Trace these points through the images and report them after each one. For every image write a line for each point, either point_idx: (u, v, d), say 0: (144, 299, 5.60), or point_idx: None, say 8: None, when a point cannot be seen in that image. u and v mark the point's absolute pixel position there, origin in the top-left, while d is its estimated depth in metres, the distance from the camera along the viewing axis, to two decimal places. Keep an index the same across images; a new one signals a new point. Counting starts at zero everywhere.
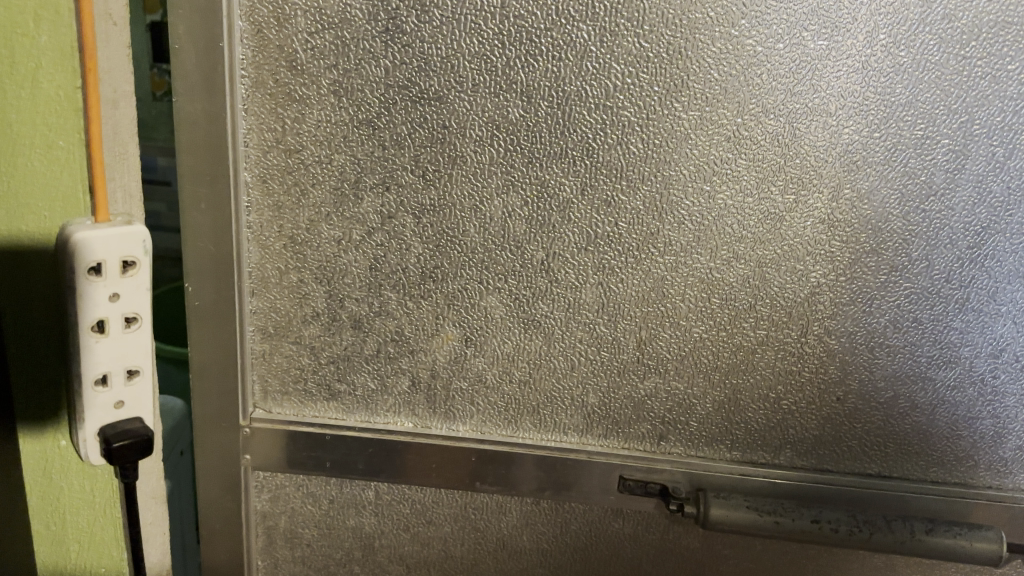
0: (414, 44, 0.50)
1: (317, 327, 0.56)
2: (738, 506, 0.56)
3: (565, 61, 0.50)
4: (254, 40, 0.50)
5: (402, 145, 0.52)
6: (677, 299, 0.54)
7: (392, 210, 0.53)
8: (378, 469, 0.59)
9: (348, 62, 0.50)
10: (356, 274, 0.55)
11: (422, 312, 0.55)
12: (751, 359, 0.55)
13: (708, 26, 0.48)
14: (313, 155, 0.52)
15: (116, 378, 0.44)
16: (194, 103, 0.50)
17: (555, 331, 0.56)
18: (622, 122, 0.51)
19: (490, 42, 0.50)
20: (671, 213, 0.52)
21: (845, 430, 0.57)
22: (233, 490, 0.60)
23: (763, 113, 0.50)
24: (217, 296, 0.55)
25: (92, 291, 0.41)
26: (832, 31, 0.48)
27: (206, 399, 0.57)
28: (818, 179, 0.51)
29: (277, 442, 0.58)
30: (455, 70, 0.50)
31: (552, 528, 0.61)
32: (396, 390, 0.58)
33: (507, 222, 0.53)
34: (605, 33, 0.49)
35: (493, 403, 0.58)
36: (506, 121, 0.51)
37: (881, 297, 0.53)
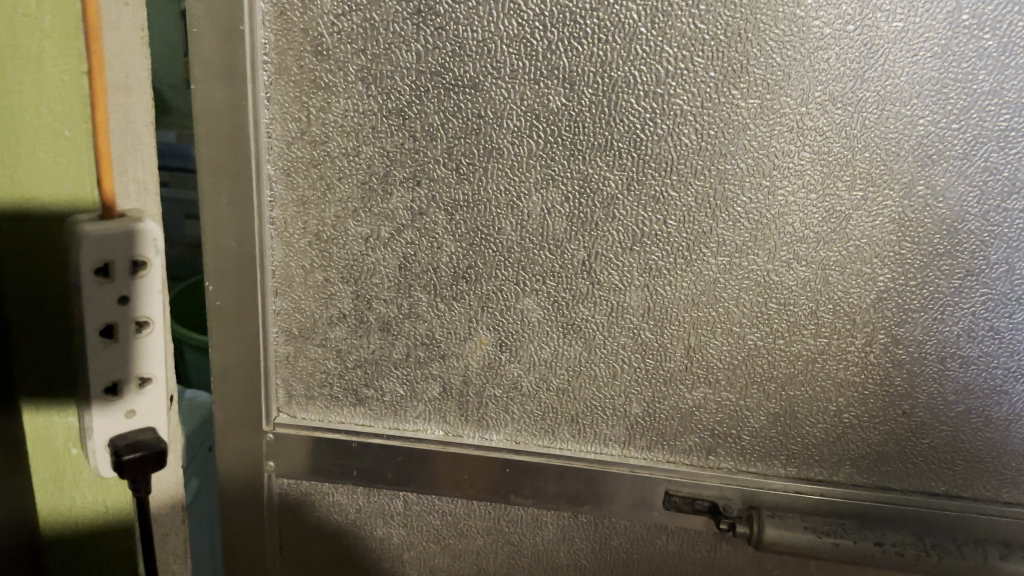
0: (448, 27, 0.46)
1: (343, 329, 0.53)
2: (795, 527, 0.52)
3: (613, 44, 0.46)
4: (277, 23, 0.47)
5: (434, 136, 0.48)
6: (730, 304, 0.50)
7: (423, 206, 0.50)
8: (407, 479, 0.56)
9: (377, 46, 0.47)
10: (385, 274, 0.51)
11: (454, 314, 0.52)
12: (810, 369, 0.51)
13: (771, 6, 0.44)
14: (340, 147, 0.49)
15: (128, 384, 0.42)
16: (215, 91, 0.47)
17: (596, 336, 0.52)
18: (673, 111, 0.47)
19: (530, 24, 0.46)
20: (725, 209, 0.48)
21: (910, 446, 0.52)
22: (255, 498, 0.57)
23: (830, 102, 0.46)
24: (240, 296, 0.51)
25: (102, 294, 0.40)
26: (909, 11, 0.44)
27: (229, 404, 0.54)
28: (889, 174, 0.47)
29: (301, 450, 0.55)
30: (491, 55, 0.46)
31: (591, 543, 0.57)
32: (427, 397, 0.54)
33: (546, 219, 0.49)
34: (655, 13, 0.45)
35: (529, 412, 0.54)
36: (546, 110, 0.47)
37: (955, 303, 0.49)
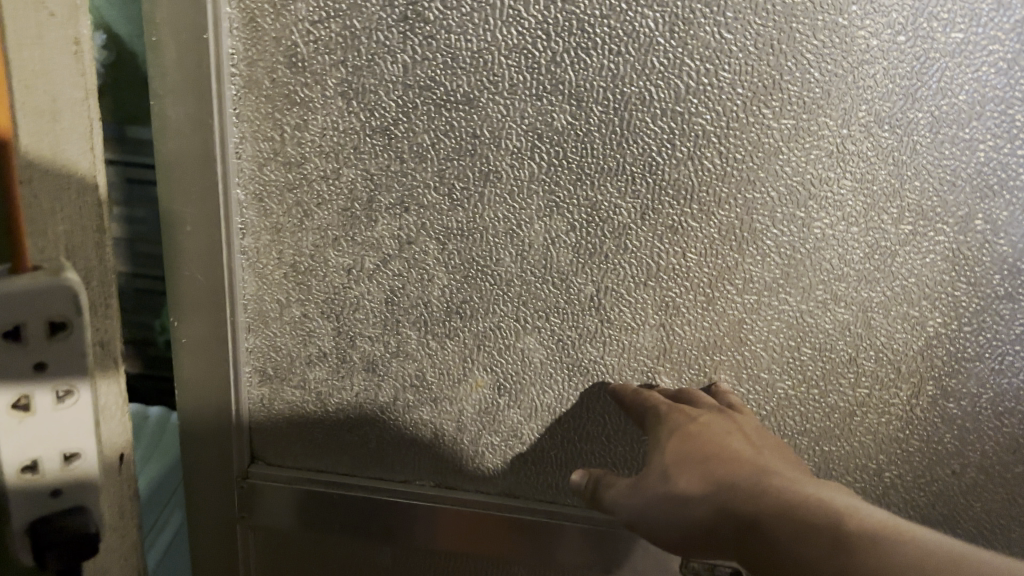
0: (439, 36, 0.40)
1: (323, 369, 0.47)
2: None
3: (627, 57, 0.40)
4: (245, 31, 0.41)
5: (424, 157, 0.43)
6: (756, 347, 0.45)
7: (411, 234, 0.44)
8: (395, 533, 0.50)
9: (358, 58, 0.41)
10: (370, 309, 0.46)
11: (448, 354, 0.46)
12: (848, 422, 0.46)
13: (811, 13, 0.39)
14: (318, 168, 0.43)
15: (50, 463, 0.36)
16: (177, 106, 0.42)
17: (606, 380, 0.46)
18: (695, 131, 0.41)
19: (532, 33, 0.40)
20: (753, 243, 0.43)
21: (962, 508, 0.46)
22: (228, 550, 0.52)
23: (877, 123, 0.40)
24: (208, 331, 0.46)
25: (13, 362, 0.33)
26: (970, 22, 0.38)
27: (200, 448, 0.49)
28: (943, 206, 0.41)
29: (277, 501, 0.50)
30: (488, 67, 0.41)
31: None
32: (417, 443, 0.49)
33: (550, 251, 0.44)
34: (675, 20, 0.39)
35: (531, 462, 0.49)
36: (550, 130, 0.42)
37: (1017, 352, 0.43)
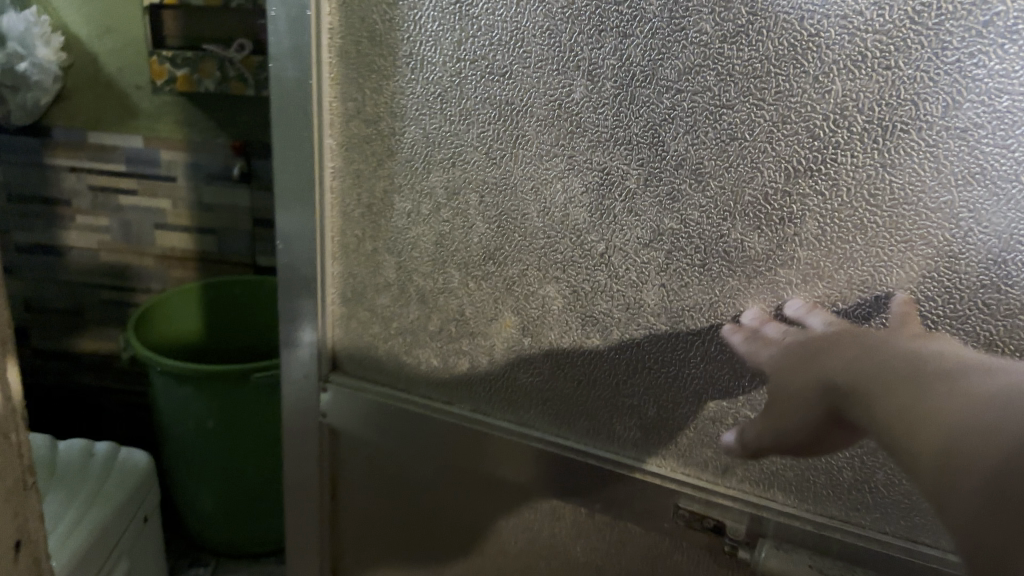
0: (483, 16, 0.52)
1: (389, 295, 0.62)
2: (795, 562, 0.54)
3: (635, 37, 0.49)
4: (343, 11, 0.56)
5: (467, 120, 0.55)
6: (744, 311, 0.52)
7: (457, 186, 0.57)
8: (428, 440, 0.66)
9: (420, 32, 0.54)
10: (424, 248, 0.59)
11: (483, 295, 0.59)
12: (788, 407, 0.52)
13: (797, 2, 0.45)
14: (405, 140, 0.57)
15: None
16: (287, 71, 0.57)
17: (615, 329, 0.57)
18: (693, 105, 0.49)
19: (558, 16, 0.50)
20: (745, 213, 0.50)
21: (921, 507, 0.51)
22: (316, 424, 0.71)
23: (858, 110, 0.45)
24: (301, 252, 0.62)
25: None
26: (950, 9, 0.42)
27: (297, 338, 0.67)
28: (924, 192, 0.45)
29: (351, 399, 0.67)
30: (523, 44, 0.52)
31: (606, 545, 0.63)
32: (459, 369, 0.63)
33: (571, 207, 0.54)
34: (675, 6, 0.48)
35: (554, 394, 0.61)
36: (571, 101, 0.52)
37: (1005, 343, 0.45)
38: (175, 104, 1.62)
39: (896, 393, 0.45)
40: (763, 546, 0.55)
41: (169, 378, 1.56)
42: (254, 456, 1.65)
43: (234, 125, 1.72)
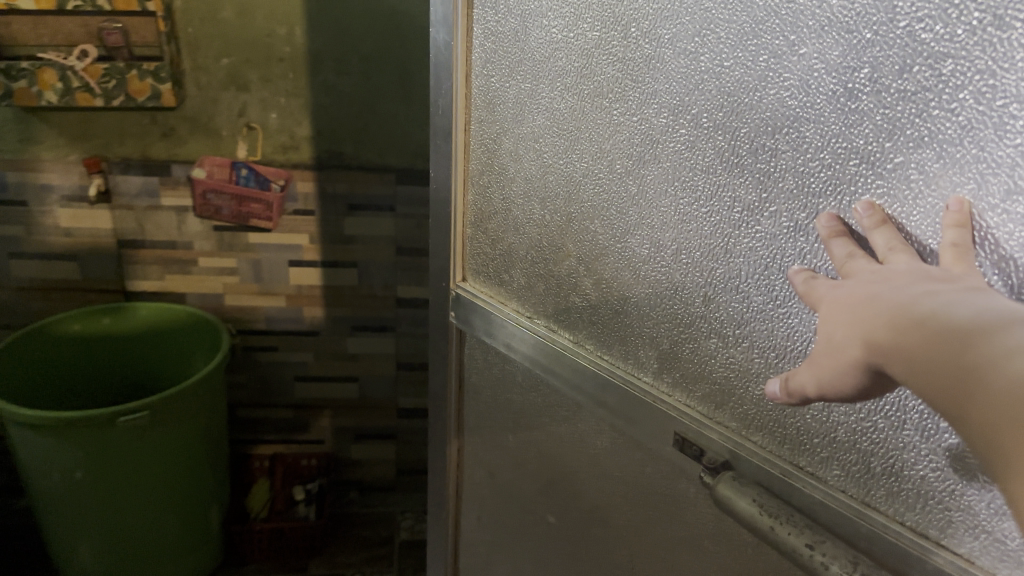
0: None
1: (497, 223, 0.71)
2: (745, 499, 0.51)
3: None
4: None
5: (544, 70, 0.60)
6: (737, 259, 0.48)
7: (536, 133, 0.62)
8: (509, 350, 0.72)
9: None
10: (518, 182, 0.66)
11: (552, 224, 0.64)
12: (772, 345, 0.48)
13: None
14: (513, 97, 0.64)
15: None
16: (440, 19, 0.71)
17: (642, 268, 0.56)
18: (700, 66, 0.47)
19: None
20: (739, 165, 0.46)
21: (841, 450, 0.46)
22: (445, 333, 0.82)
23: (827, 70, 0.41)
24: (441, 176, 0.75)
25: None
26: None
27: (438, 252, 0.80)
28: (881, 153, 0.39)
29: (461, 310, 0.77)
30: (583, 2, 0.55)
31: (637, 459, 0.61)
32: (535, 290, 0.68)
33: (612, 158, 0.56)
34: None
35: (592, 320, 0.62)
36: (617, 57, 0.53)
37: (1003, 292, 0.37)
38: (42, 129, 1.63)
39: (938, 346, 0.37)
40: (723, 480, 0.52)
41: (25, 430, 1.40)
42: (137, 501, 1.53)
43: (90, 140, 1.65)
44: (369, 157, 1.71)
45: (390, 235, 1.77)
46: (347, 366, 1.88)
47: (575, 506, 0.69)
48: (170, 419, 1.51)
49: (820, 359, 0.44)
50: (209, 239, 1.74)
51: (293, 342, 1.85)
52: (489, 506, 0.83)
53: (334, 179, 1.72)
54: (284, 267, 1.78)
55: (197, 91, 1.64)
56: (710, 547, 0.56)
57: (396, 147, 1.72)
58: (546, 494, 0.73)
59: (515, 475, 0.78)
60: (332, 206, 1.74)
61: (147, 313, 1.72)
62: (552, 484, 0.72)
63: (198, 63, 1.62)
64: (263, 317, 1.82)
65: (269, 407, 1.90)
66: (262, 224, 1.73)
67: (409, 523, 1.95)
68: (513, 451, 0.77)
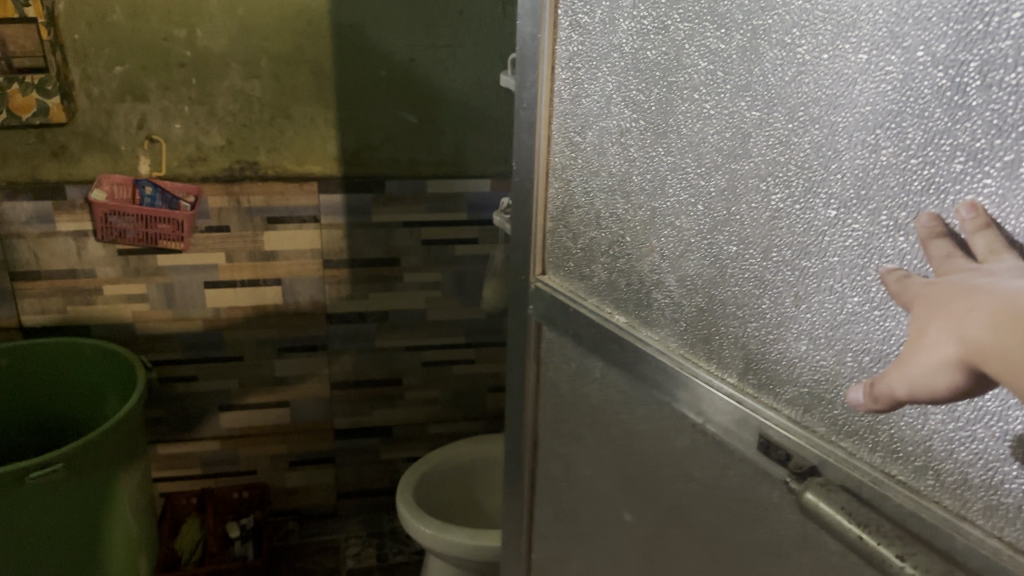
0: None
1: (580, 216, 0.65)
2: (832, 508, 0.44)
3: None
4: None
5: (633, 61, 0.56)
6: (832, 256, 0.42)
7: (622, 124, 0.58)
8: (594, 349, 0.66)
9: None
10: (601, 176, 0.61)
11: (636, 221, 0.58)
12: (867, 341, 0.41)
13: None
14: (599, 89, 0.60)
15: None
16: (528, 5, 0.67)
17: (728, 265, 0.50)
18: (798, 58, 0.42)
19: None
20: (835, 160, 0.41)
21: (931, 456, 0.40)
22: (523, 325, 0.77)
23: (934, 63, 0.36)
24: (524, 168, 0.71)
25: None
26: None
27: (518, 246, 0.76)
28: (989, 149, 0.34)
29: (543, 304, 0.73)
30: None
31: (716, 465, 0.54)
32: (616, 288, 0.62)
33: (702, 152, 0.50)
34: None
35: (677, 320, 0.56)
36: (708, 50, 0.49)
37: None
38: None
39: None
40: (810, 486, 0.46)
41: None
42: (48, 563, 1.37)
43: None
44: (285, 166, 1.60)
45: (314, 248, 1.66)
46: (278, 390, 1.77)
47: (654, 508, 0.62)
48: (86, 467, 1.36)
49: (909, 357, 0.38)
50: (113, 265, 1.59)
51: (214, 370, 1.72)
52: (565, 499, 0.77)
53: (248, 191, 1.59)
54: (199, 288, 1.65)
55: (88, 103, 1.49)
56: (793, 555, 0.49)
57: (315, 153, 1.61)
58: (624, 491, 0.66)
59: (588, 473, 0.71)
60: (247, 221, 1.61)
61: (54, 350, 1.57)
62: (632, 479, 0.65)
63: (88, 72, 1.46)
64: (180, 344, 1.68)
65: (193, 440, 1.77)
66: (172, 245, 1.58)
67: (355, 549, 1.87)
68: (590, 446, 0.70)
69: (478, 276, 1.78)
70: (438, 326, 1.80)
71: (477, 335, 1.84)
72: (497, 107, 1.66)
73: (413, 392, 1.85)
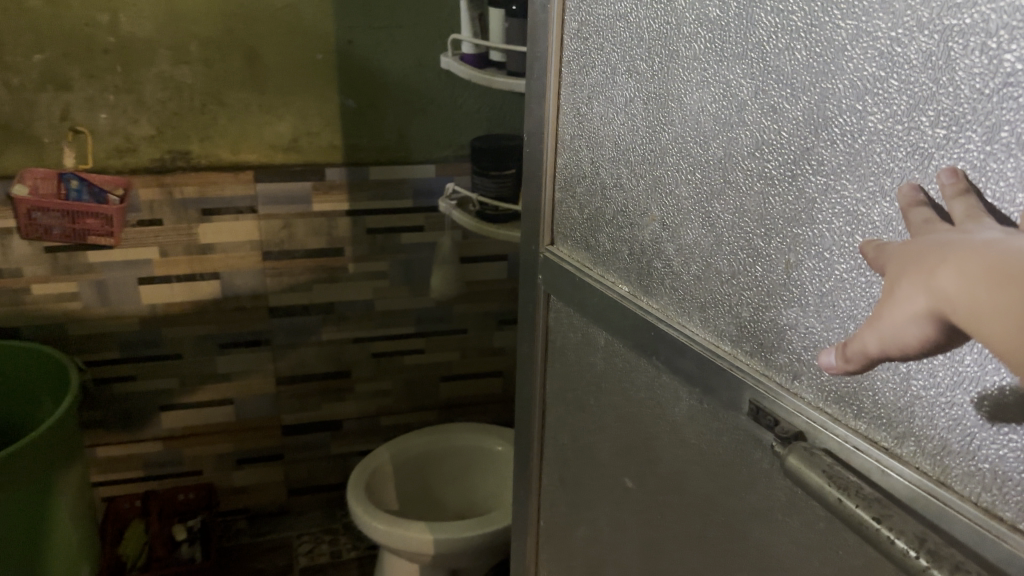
0: None
1: (585, 188, 0.63)
2: (814, 469, 0.42)
3: None
4: None
5: (637, 28, 0.53)
6: (822, 223, 0.40)
7: (625, 92, 0.56)
8: (601, 320, 0.63)
9: None
10: (607, 144, 0.59)
11: (637, 192, 0.56)
12: (850, 304, 0.40)
13: None
14: (606, 54, 0.57)
15: None
16: None
17: (723, 235, 0.48)
18: (792, 25, 0.40)
19: None
20: (825, 127, 0.39)
21: (911, 421, 0.38)
22: (533, 294, 0.75)
23: (920, 28, 0.34)
24: (532, 137, 0.69)
25: None
26: None
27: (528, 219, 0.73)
28: (970, 115, 0.32)
29: (553, 276, 0.70)
30: None
31: (709, 433, 0.53)
32: (619, 258, 0.60)
33: (700, 120, 0.48)
34: None
35: (675, 292, 0.54)
36: (706, 16, 0.47)
37: None
38: None
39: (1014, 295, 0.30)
40: (795, 450, 0.44)
41: None
42: None
43: None
44: (218, 155, 1.55)
45: (252, 239, 1.61)
46: (220, 386, 1.71)
47: (654, 475, 0.60)
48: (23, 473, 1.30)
49: (880, 312, 0.36)
50: (40, 263, 1.52)
51: (152, 368, 1.66)
52: (573, 470, 0.74)
53: (181, 182, 1.53)
54: (133, 285, 1.58)
55: (7, 95, 1.40)
56: (782, 521, 0.48)
57: (251, 141, 1.55)
58: (625, 457, 0.64)
59: (596, 438, 0.69)
60: (182, 213, 1.55)
61: None
62: (632, 449, 0.63)
63: (6, 62, 1.38)
64: (116, 343, 1.62)
65: (135, 440, 1.71)
66: (103, 241, 1.52)
67: (308, 547, 1.83)
68: (596, 414, 0.68)
69: (426, 264, 1.75)
70: (386, 316, 1.76)
71: (426, 324, 1.81)
72: (440, 89, 1.61)
73: (362, 384, 1.82)
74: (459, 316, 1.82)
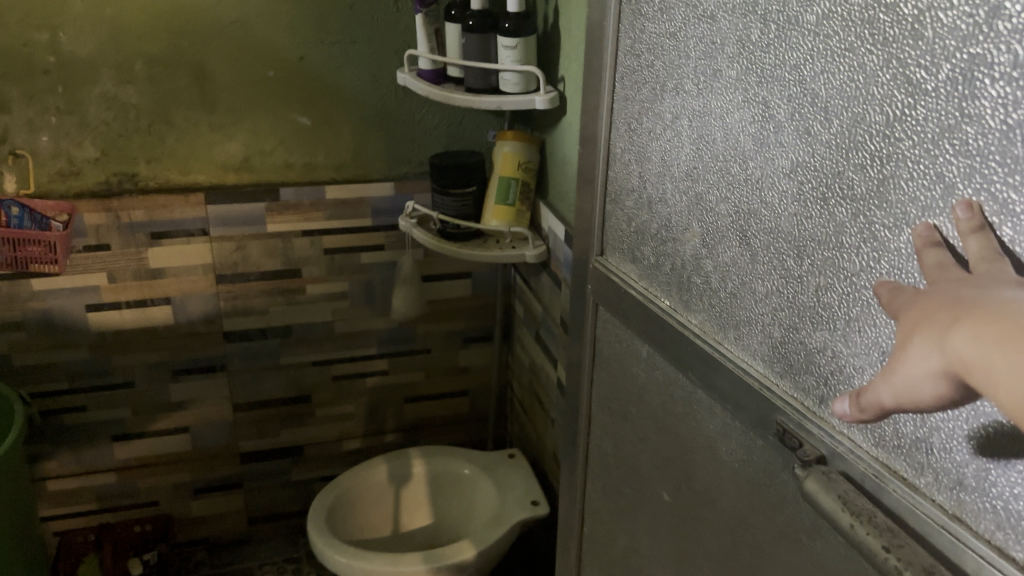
0: None
1: (634, 202, 0.66)
2: (830, 494, 0.43)
3: None
4: None
5: (684, 48, 0.56)
6: (852, 245, 0.42)
7: (672, 110, 0.58)
8: (642, 331, 0.65)
9: None
10: (654, 161, 0.61)
11: (680, 207, 0.58)
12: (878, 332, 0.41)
13: None
14: (657, 73, 0.59)
15: None
16: None
17: (758, 254, 0.50)
18: (827, 50, 0.42)
19: None
20: (856, 151, 0.41)
21: (928, 453, 0.39)
22: (579, 304, 0.77)
23: (947, 58, 0.36)
24: (586, 152, 0.72)
25: None
26: None
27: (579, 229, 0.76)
28: (987, 146, 0.34)
29: (602, 286, 0.72)
30: None
31: (741, 448, 0.54)
32: (662, 271, 0.62)
33: (738, 140, 0.50)
34: None
35: (711, 308, 0.56)
36: (746, 38, 0.49)
37: None
38: None
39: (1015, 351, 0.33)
40: (812, 474, 0.45)
41: None
42: None
43: None
44: (167, 176, 1.49)
45: (205, 262, 1.56)
46: (172, 416, 1.66)
47: (688, 489, 0.62)
48: None
49: (896, 366, 0.39)
50: None
51: (104, 398, 1.60)
52: (614, 477, 0.76)
53: (128, 207, 1.48)
54: (81, 312, 1.53)
55: None
56: (807, 544, 0.48)
57: (200, 161, 1.51)
58: (664, 470, 0.66)
59: (636, 451, 0.70)
60: (130, 237, 1.50)
61: None
62: (672, 462, 0.65)
63: None
64: (64, 372, 1.56)
65: (88, 475, 1.65)
66: (46, 268, 1.46)
67: None
68: (636, 424, 0.70)
69: (387, 284, 1.70)
70: (347, 338, 1.73)
71: (389, 345, 1.77)
72: (398, 105, 1.57)
73: (324, 408, 1.77)
74: (422, 337, 1.78)
